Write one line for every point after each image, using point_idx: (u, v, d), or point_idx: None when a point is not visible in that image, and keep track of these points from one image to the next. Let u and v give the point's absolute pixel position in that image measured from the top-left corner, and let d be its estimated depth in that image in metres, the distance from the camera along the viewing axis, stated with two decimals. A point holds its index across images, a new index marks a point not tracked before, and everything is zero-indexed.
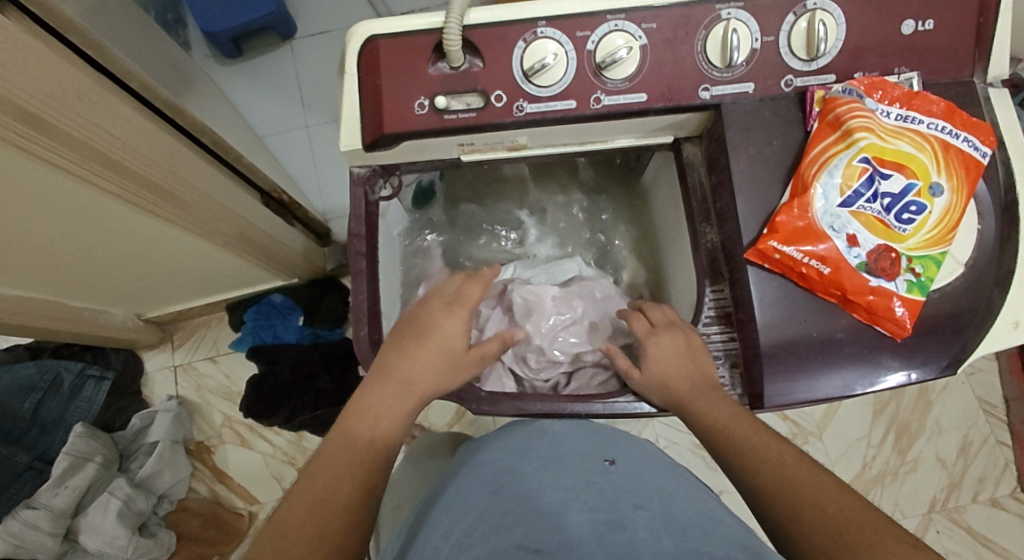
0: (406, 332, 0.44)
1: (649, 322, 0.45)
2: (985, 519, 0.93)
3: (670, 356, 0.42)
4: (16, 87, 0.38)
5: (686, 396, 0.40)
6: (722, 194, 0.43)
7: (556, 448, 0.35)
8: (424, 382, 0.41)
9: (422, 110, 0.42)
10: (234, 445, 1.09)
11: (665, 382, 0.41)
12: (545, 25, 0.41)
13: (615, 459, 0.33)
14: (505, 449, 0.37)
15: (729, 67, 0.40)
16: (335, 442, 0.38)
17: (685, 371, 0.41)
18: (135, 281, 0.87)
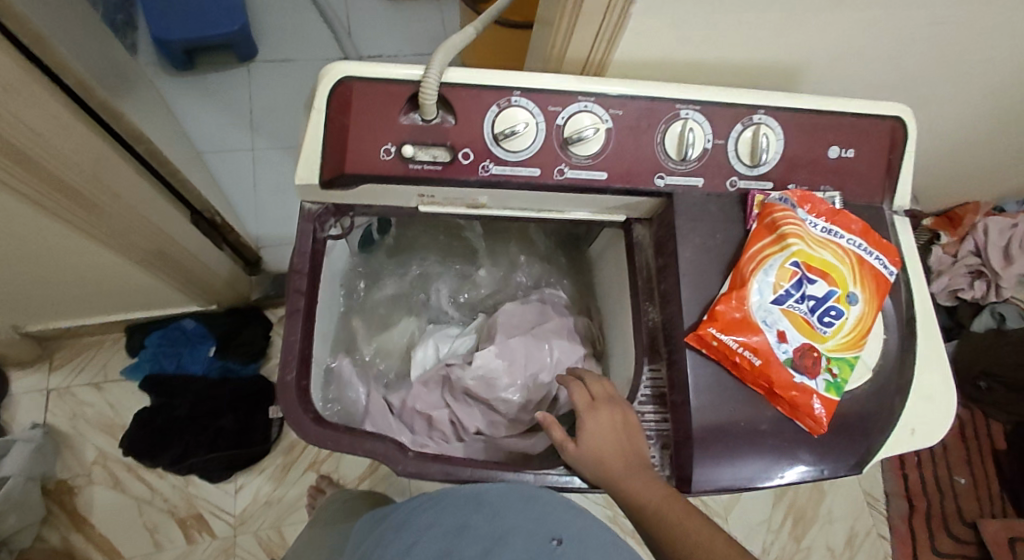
0: None
1: (589, 395, 0.45)
2: None
3: (606, 432, 0.42)
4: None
5: (617, 473, 0.40)
6: (666, 277, 0.45)
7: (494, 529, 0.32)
8: None
9: (387, 156, 0.41)
10: (104, 487, 0.94)
11: (600, 459, 0.41)
12: (519, 95, 0.42)
13: (558, 536, 0.33)
14: (437, 528, 0.34)
15: (683, 161, 0.43)
16: None
17: (620, 448, 0.41)
18: (23, 288, 0.76)
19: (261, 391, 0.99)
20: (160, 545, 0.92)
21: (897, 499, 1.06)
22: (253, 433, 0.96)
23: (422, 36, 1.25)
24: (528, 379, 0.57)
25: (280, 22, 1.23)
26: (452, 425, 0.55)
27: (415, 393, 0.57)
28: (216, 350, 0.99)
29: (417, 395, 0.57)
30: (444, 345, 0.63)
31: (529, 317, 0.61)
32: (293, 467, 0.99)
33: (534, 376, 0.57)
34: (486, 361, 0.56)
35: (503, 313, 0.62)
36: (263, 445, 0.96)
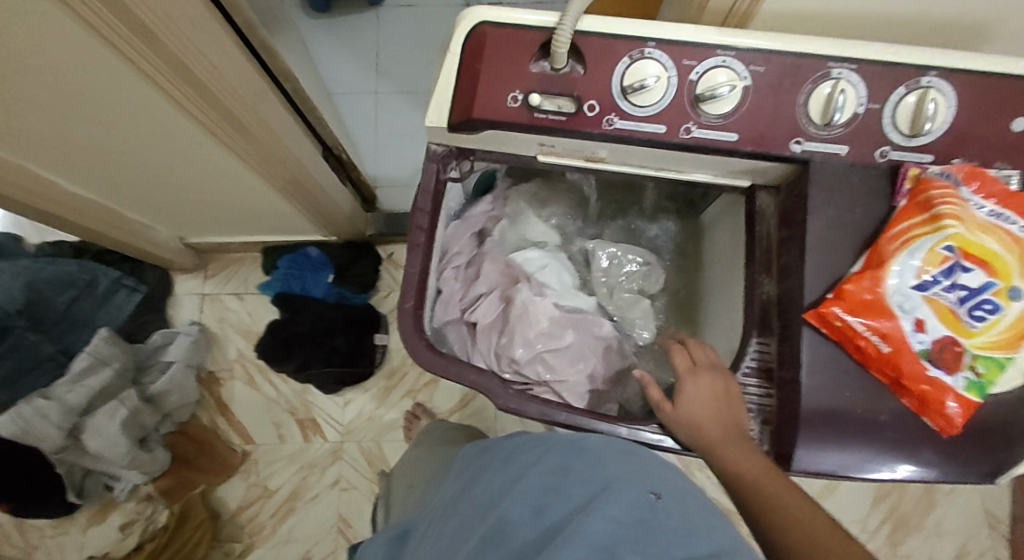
0: None
1: (690, 359, 0.46)
2: None
3: (705, 397, 0.42)
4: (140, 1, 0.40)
5: (717, 438, 0.40)
6: (789, 250, 0.43)
7: (600, 474, 0.34)
8: None
9: (514, 104, 0.42)
10: (242, 382, 1.11)
11: (694, 423, 0.42)
12: (654, 46, 0.41)
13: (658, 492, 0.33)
14: (540, 464, 0.37)
15: (828, 126, 0.40)
16: None
17: (718, 416, 0.41)
18: (193, 205, 0.90)
19: (370, 317, 1.10)
20: (283, 438, 1.08)
21: None
22: (361, 356, 1.08)
23: None
24: (540, 356, 0.56)
25: None
26: (475, 295, 0.59)
27: (490, 256, 0.60)
28: (334, 278, 1.11)
29: (491, 264, 0.60)
30: (549, 273, 0.61)
31: (601, 348, 0.59)
32: (393, 391, 1.10)
33: (542, 362, 0.56)
34: (536, 316, 0.56)
35: (601, 325, 0.60)
36: (368, 367, 1.08)
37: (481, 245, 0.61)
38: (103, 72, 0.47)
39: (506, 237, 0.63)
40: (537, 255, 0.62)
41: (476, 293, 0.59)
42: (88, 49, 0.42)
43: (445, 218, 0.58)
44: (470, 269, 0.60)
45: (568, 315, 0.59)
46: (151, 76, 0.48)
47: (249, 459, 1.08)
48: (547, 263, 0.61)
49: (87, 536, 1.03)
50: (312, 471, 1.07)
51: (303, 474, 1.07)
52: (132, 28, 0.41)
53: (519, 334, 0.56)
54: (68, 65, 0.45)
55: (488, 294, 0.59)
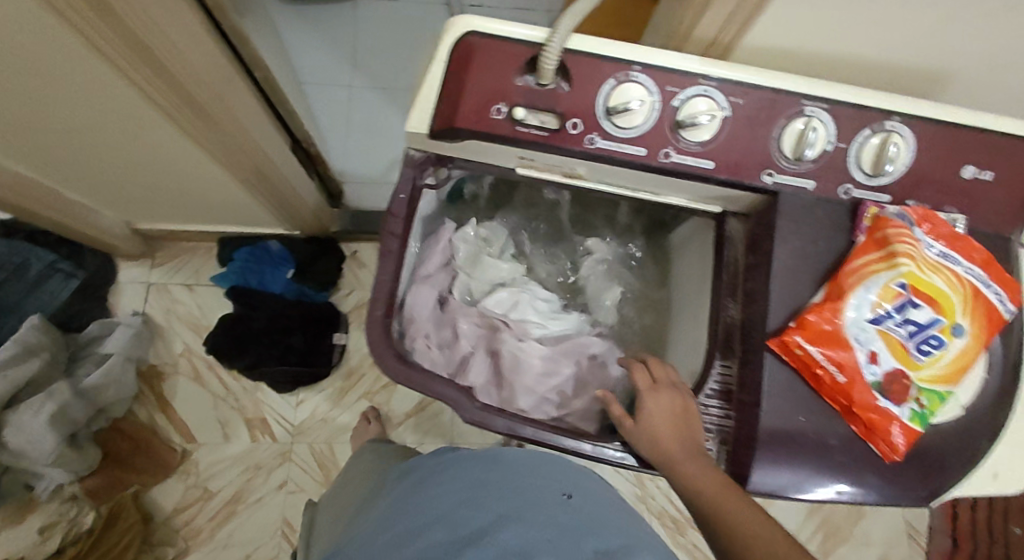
0: None
1: (650, 378, 0.47)
2: None
3: (665, 413, 0.43)
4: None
5: (677, 457, 0.41)
6: (755, 276, 0.44)
7: (530, 469, 0.41)
8: None
9: (498, 116, 0.42)
10: (187, 378, 1.05)
11: (655, 439, 0.43)
12: (639, 70, 0.41)
13: (568, 491, 0.39)
14: (461, 473, 0.41)
15: (798, 161, 0.42)
16: None
17: (676, 431, 0.42)
18: (144, 189, 0.85)
19: (330, 317, 1.07)
20: (229, 438, 1.03)
21: (939, 536, 1.03)
22: (319, 356, 1.05)
23: None
24: (543, 397, 0.57)
25: None
26: (462, 357, 0.57)
27: (462, 311, 0.59)
28: (294, 274, 1.07)
29: (467, 321, 0.59)
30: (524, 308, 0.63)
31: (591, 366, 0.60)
32: (349, 392, 1.07)
33: (547, 402, 0.58)
34: (526, 354, 0.58)
35: (588, 344, 0.62)
36: (325, 368, 1.05)
37: (449, 304, 0.60)
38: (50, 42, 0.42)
39: (470, 289, 0.63)
40: (506, 293, 0.63)
41: (462, 354, 0.58)
42: (37, 19, 0.39)
43: (405, 278, 0.53)
44: (448, 333, 0.58)
45: (555, 348, 0.60)
46: (105, 49, 0.44)
47: (190, 459, 1.02)
48: (519, 302, 0.63)
49: None
50: (259, 473, 1.02)
51: (249, 477, 1.02)
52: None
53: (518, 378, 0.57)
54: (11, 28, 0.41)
55: (477, 351, 0.58)
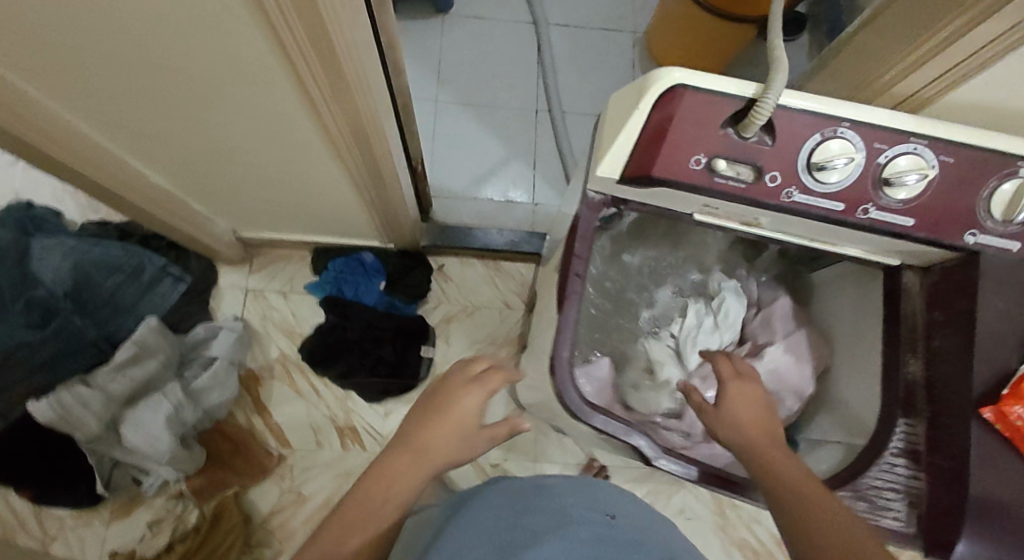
0: (435, 404, 0.51)
1: (734, 369, 0.52)
2: None
3: (748, 402, 0.48)
4: (336, 19, 0.39)
5: (757, 441, 0.44)
6: (943, 335, 0.45)
7: (576, 502, 0.49)
8: (434, 451, 0.47)
9: (696, 167, 0.43)
10: (282, 383, 1.09)
11: (738, 421, 0.47)
12: (848, 127, 0.41)
13: (612, 514, 0.49)
14: (514, 496, 0.52)
15: (1007, 222, 0.41)
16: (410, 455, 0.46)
17: (757, 417, 0.47)
18: (263, 201, 0.89)
19: (420, 331, 1.08)
20: (320, 445, 1.06)
21: None
22: (407, 368, 1.06)
23: (606, 12, 1.35)
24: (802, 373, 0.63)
25: None
26: None
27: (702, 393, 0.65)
28: (385, 286, 1.10)
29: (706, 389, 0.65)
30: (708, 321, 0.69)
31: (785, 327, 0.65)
32: None
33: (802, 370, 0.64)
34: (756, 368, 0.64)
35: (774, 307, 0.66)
36: (413, 380, 1.06)
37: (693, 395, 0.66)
38: (258, 68, 0.46)
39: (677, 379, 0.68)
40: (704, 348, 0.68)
41: None
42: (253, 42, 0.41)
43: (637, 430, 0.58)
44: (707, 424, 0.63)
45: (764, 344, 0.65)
46: (304, 80, 0.47)
47: (285, 463, 1.05)
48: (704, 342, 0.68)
49: (109, 531, 0.98)
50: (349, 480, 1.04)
51: (339, 483, 1.04)
52: (315, 40, 0.41)
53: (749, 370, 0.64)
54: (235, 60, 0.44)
55: None
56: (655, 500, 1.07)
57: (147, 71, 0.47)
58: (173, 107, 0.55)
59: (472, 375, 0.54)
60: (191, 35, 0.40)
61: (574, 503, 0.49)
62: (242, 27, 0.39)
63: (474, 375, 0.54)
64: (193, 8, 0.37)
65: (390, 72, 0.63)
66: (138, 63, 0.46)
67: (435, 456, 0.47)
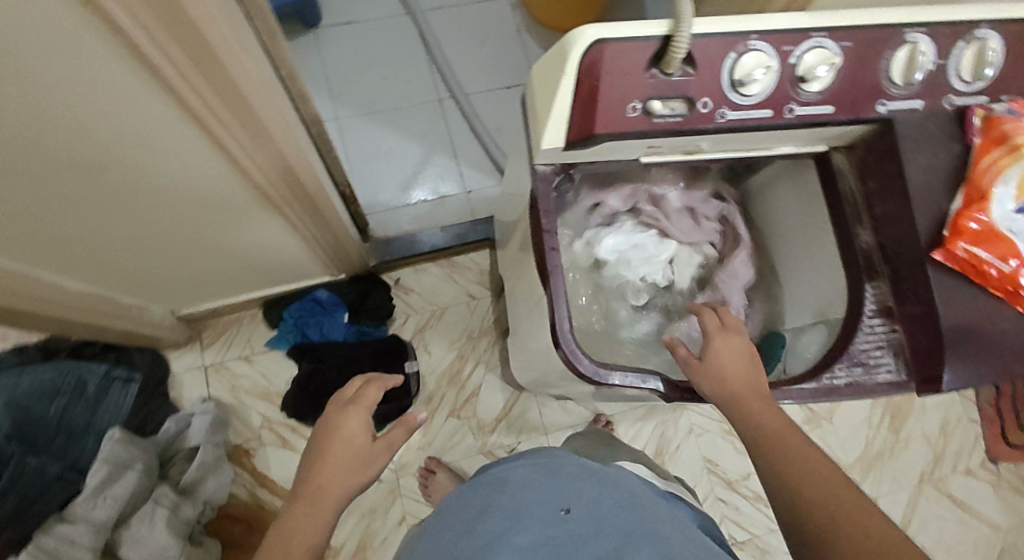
0: (321, 438, 0.58)
1: (718, 321, 0.56)
2: (963, 486, 1.21)
3: (733, 355, 0.53)
4: (236, 64, 0.37)
5: (744, 400, 0.50)
6: (884, 199, 0.49)
7: (533, 500, 0.47)
8: (331, 484, 0.52)
9: (634, 114, 0.44)
10: (276, 447, 1.04)
11: (723, 375, 0.51)
12: (756, 38, 0.43)
13: (569, 505, 0.45)
14: (472, 508, 0.49)
15: (907, 85, 0.46)
16: (309, 491, 0.51)
17: (743, 374, 0.51)
18: (196, 272, 0.83)
19: (397, 347, 1.07)
20: None
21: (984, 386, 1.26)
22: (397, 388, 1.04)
23: None
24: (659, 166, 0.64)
25: None
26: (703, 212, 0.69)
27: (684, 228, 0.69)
28: (349, 316, 1.07)
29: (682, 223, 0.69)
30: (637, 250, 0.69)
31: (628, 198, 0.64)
32: (436, 414, 1.08)
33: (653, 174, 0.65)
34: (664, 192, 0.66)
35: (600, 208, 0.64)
36: (406, 399, 1.05)
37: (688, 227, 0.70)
38: (166, 140, 0.43)
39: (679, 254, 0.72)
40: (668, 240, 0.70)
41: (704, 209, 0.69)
42: (157, 114, 0.38)
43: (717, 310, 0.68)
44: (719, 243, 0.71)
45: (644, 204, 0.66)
46: (220, 139, 0.44)
47: None
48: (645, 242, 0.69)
49: None
50: (375, 516, 1.02)
51: (368, 522, 1.02)
52: (219, 93, 0.38)
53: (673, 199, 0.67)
54: (137, 138, 0.41)
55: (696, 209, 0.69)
56: (666, 429, 1.13)
57: (36, 178, 0.42)
58: (71, 207, 0.50)
59: (351, 399, 0.62)
60: (83, 127, 0.37)
61: (531, 501, 0.47)
62: (140, 101, 0.36)
63: (352, 397, 0.63)
64: (78, 96, 0.33)
65: (297, 103, 0.60)
66: (25, 173, 0.41)
67: (333, 485, 0.52)
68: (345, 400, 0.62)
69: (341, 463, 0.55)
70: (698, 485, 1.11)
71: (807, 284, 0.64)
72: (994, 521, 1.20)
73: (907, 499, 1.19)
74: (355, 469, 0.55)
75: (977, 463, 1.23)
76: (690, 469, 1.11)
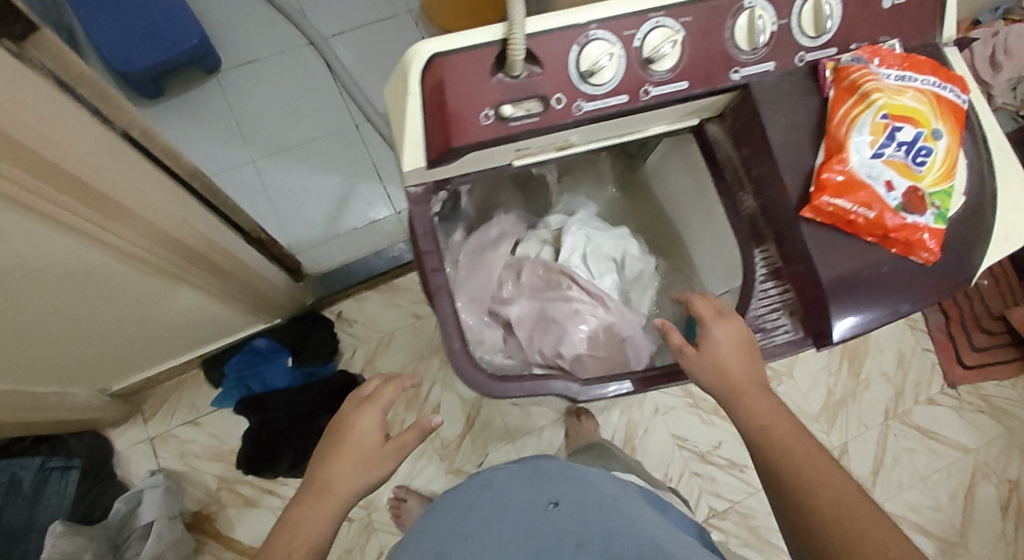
0: (333, 432, 0.52)
1: (713, 307, 0.51)
2: (927, 415, 1.24)
3: (731, 342, 0.48)
4: (42, 142, 0.35)
5: (740, 388, 0.46)
6: (759, 163, 0.49)
7: (517, 499, 0.44)
8: (341, 487, 0.46)
9: (488, 121, 0.43)
10: (237, 506, 1.00)
11: (719, 364, 0.47)
12: (596, 27, 0.43)
13: (558, 501, 0.42)
14: (453, 509, 0.46)
15: (755, 49, 0.46)
16: (312, 493, 0.46)
17: (737, 359, 0.47)
18: (111, 347, 0.79)
19: (343, 385, 1.03)
20: None
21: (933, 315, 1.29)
22: None
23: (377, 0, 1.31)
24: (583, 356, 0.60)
25: (233, 27, 1.26)
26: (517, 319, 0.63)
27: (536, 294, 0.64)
28: (292, 359, 1.04)
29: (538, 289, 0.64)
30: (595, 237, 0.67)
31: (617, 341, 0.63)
32: None
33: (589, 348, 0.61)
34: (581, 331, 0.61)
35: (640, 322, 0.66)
36: None
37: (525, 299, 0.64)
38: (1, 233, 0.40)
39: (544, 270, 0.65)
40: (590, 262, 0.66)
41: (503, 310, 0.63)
42: None
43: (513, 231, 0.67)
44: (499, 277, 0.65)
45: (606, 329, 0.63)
46: (58, 218, 0.41)
47: None
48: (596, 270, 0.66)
49: None
50: (352, 557, 1.00)
51: None
52: (35, 175, 0.36)
53: (567, 332, 0.61)
54: None
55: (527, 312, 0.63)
56: (632, 414, 1.13)
57: None
58: None
59: (367, 395, 0.55)
60: None
61: (515, 500, 0.44)
62: None
63: (369, 394, 0.55)
64: None
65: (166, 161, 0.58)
66: None
67: (342, 487, 0.46)
68: (353, 404, 0.54)
69: (357, 462, 0.48)
70: (672, 463, 1.11)
71: (715, 255, 0.64)
72: (963, 444, 1.23)
73: (876, 438, 1.22)
74: (367, 469, 0.49)
75: (937, 391, 1.25)
76: (662, 449, 1.11)
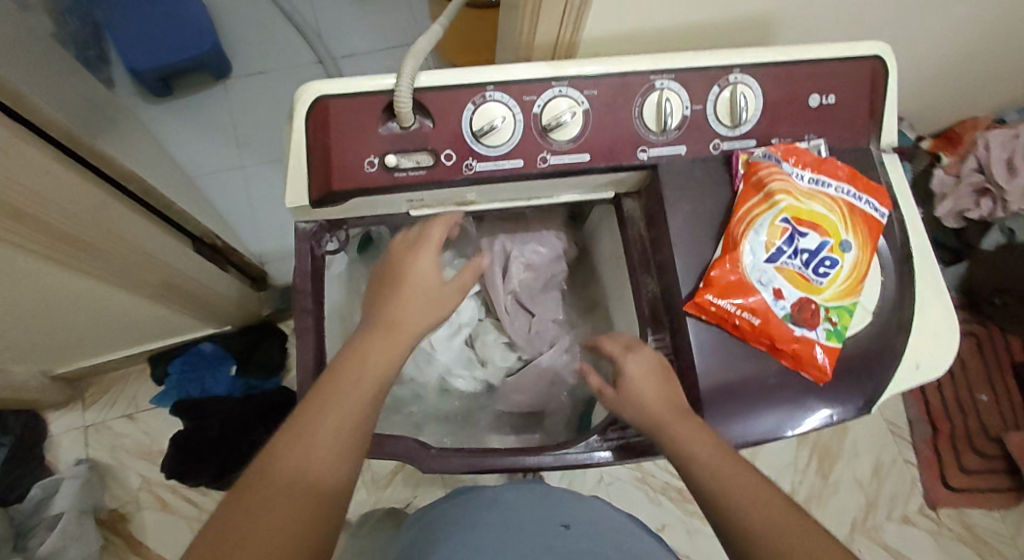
0: (386, 280, 0.44)
1: (622, 344, 0.45)
2: (899, 533, 1.14)
3: (646, 374, 0.41)
4: None
5: (661, 418, 0.38)
6: (660, 248, 0.46)
7: (528, 512, 0.41)
8: (407, 327, 0.40)
9: (371, 168, 0.42)
10: (154, 511, 0.99)
11: (640, 402, 0.40)
12: (494, 89, 0.42)
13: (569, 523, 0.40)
14: (456, 521, 0.42)
15: (663, 131, 0.44)
16: (378, 340, 0.39)
17: (661, 391, 0.40)
18: (42, 338, 0.79)
19: (281, 402, 1.01)
20: None
21: (918, 425, 1.20)
22: None
23: (390, 31, 1.34)
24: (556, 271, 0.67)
25: (251, 39, 1.32)
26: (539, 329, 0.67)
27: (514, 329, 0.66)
28: (236, 369, 1.03)
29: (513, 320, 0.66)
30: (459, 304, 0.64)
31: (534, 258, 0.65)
32: None
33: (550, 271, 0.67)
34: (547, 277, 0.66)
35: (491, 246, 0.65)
36: None
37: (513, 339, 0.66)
38: None
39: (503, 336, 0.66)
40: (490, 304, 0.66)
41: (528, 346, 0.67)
42: None
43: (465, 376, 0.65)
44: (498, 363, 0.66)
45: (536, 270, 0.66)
46: None
47: None
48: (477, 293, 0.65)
49: None
50: None
51: None
52: None
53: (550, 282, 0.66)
54: None
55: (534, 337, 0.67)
56: (573, 482, 1.07)
57: None
58: None
59: (418, 235, 0.46)
60: None
61: (527, 515, 0.40)
62: None
63: (416, 237, 0.46)
64: None
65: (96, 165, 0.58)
66: None
67: (407, 325, 0.40)
68: (403, 242, 0.46)
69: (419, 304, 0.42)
70: None
71: None
72: None
73: None
74: (432, 310, 0.43)
75: (915, 509, 1.15)
76: None
